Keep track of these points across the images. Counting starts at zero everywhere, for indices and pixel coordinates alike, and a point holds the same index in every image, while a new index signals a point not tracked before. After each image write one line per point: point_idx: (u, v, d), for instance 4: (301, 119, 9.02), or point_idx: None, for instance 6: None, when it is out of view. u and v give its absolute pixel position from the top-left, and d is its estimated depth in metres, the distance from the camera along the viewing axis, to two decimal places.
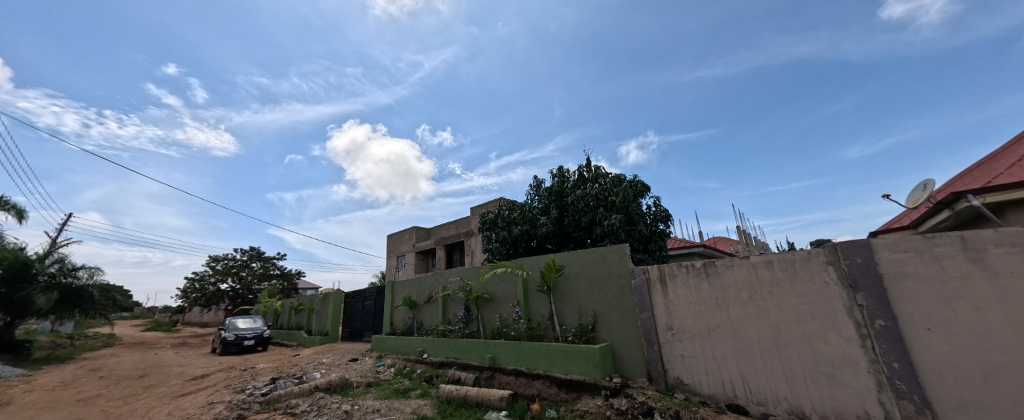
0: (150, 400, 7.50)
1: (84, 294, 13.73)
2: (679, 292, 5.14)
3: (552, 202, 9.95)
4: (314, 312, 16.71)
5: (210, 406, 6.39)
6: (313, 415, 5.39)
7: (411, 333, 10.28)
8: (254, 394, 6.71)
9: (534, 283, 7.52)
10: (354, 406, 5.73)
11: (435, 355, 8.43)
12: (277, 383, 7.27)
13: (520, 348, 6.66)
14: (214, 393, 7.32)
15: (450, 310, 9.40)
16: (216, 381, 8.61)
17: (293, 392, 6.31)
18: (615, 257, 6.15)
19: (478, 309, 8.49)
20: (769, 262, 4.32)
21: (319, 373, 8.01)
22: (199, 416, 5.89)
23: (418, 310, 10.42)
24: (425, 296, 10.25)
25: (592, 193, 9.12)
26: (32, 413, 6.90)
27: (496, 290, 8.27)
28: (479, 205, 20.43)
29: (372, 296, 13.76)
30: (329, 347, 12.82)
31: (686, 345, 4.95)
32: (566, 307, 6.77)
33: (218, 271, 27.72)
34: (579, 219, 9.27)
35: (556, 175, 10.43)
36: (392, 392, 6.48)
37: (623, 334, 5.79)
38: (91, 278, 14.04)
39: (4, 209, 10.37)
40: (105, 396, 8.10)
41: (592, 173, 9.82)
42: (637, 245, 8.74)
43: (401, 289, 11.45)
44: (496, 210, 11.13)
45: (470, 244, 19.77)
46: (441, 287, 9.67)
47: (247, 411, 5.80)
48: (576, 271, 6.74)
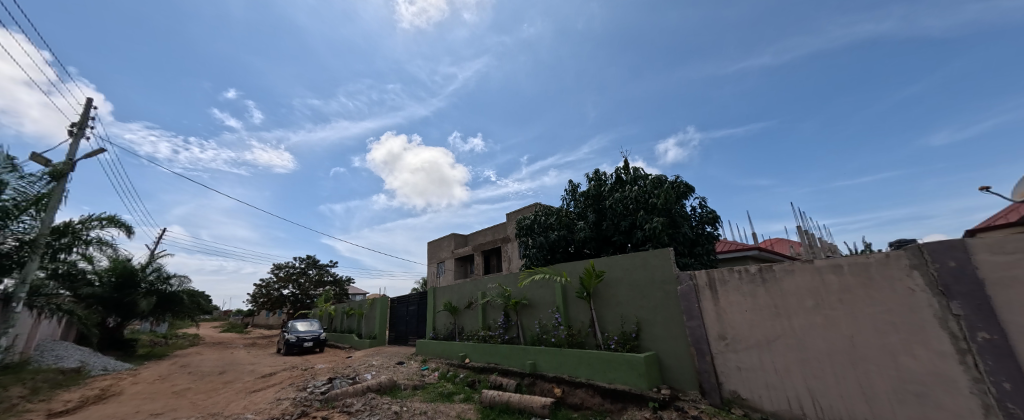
0: (228, 394, 8.28)
1: (175, 298, 15.49)
2: (732, 299, 4.78)
3: (589, 206, 9.73)
4: (363, 317, 17.60)
5: (277, 401, 6.90)
6: (367, 414, 5.62)
7: (453, 337, 10.47)
8: (314, 392, 7.14)
9: (573, 289, 7.37)
10: (402, 407, 5.90)
11: (476, 360, 8.50)
12: (334, 382, 7.70)
13: (560, 355, 6.52)
14: (280, 390, 7.91)
15: (489, 316, 9.45)
16: (281, 379, 9.30)
17: (348, 391, 6.62)
18: (658, 262, 5.87)
19: (517, 315, 8.45)
20: (837, 266, 3.90)
21: (370, 374, 8.37)
22: (269, 411, 6.35)
23: (459, 315, 10.58)
24: (465, 302, 10.41)
25: (631, 195, 8.81)
26: (136, 403, 7.85)
27: (535, 296, 8.19)
28: (516, 211, 20.51)
29: (416, 301, 14.22)
30: (378, 351, 13.39)
31: (742, 356, 4.58)
32: (607, 313, 6.55)
33: (280, 278, 30.15)
34: (618, 222, 8.97)
35: (593, 178, 10.21)
36: (437, 395, 6.60)
37: (671, 343, 5.47)
38: (181, 285, 15.75)
39: (116, 225, 11.93)
40: (192, 389, 9.04)
41: (631, 175, 9.49)
42: (682, 249, 8.29)
43: (443, 294, 11.72)
44: (532, 216, 11.08)
45: (508, 249, 19.86)
46: (480, 293, 9.76)
47: (308, 408, 6.16)
48: (617, 276, 6.51)
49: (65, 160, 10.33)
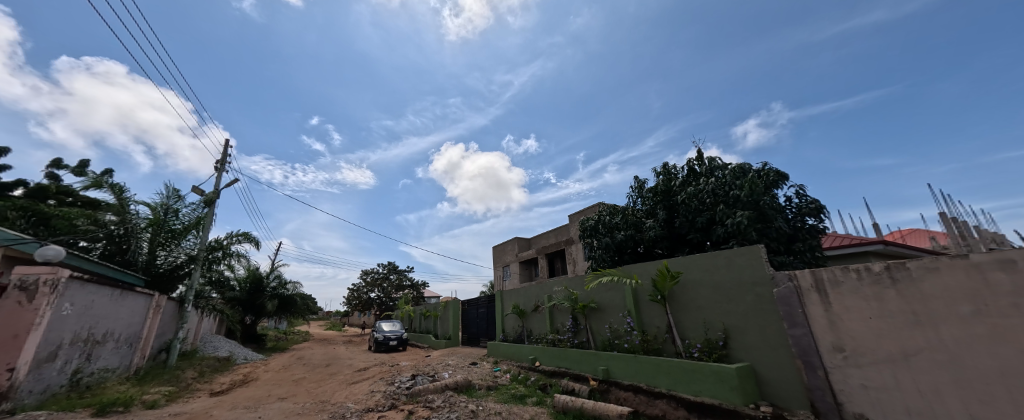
0: (333, 384, 9.33)
1: (291, 301, 17.92)
2: (849, 303, 4.00)
3: (658, 203, 9.04)
4: (438, 318, 18.62)
5: (371, 393, 7.56)
6: (447, 411, 5.83)
7: (523, 340, 10.48)
8: (401, 386, 7.66)
9: (645, 292, 6.88)
10: (479, 406, 6.01)
11: (546, 363, 8.36)
12: (416, 379, 8.19)
13: (634, 362, 6.10)
14: (373, 383, 8.66)
15: (558, 319, 9.25)
16: (374, 373, 10.21)
17: (429, 388, 6.97)
18: (747, 261, 5.18)
19: (586, 319, 8.14)
20: (1006, 262, 3.02)
21: (448, 373, 8.74)
22: (364, 402, 6.97)
23: (527, 318, 10.54)
24: (533, 305, 10.37)
25: (708, 188, 7.97)
26: (268, 388, 9.23)
27: (604, 300, 7.82)
28: (579, 212, 20.04)
29: (485, 304, 14.60)
30: (453, 351, 13.96)
31: (868, 373, 3.79)
32: (687, 319, 5.96)
33: (367, 283, 33.37)
34: (694, 218, 8.19)
35: (661, 172, 9.50)
36: (510, 396, 6.61)
37: (769, 354, 4.78)
38: (295, 289, 18.16)
39: (248, 240, 14.26)
40: (306, 379, 10.38)
41: (706, 166, 8.64)
42: (776, 246, 7.22)
43: (510, 297, 11.82)
44: (596, 215, 10.68)
45: (573, 251, 19.43)
46: (547, 296, 9.63)
47: (396, 401, 6.62)
48: (696, 278, 5.93)
49: (213, 189, 12.76)
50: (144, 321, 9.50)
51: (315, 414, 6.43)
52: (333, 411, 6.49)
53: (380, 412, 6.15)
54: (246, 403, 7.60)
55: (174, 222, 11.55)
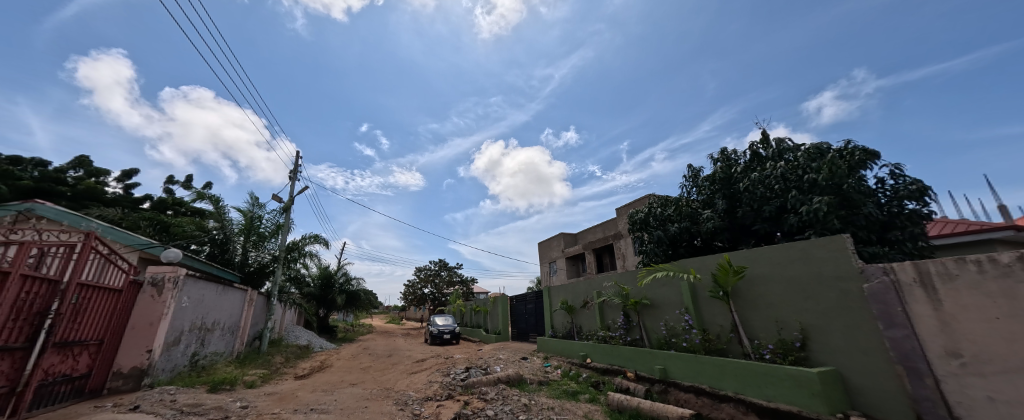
0: (395, 374, 10.05)
1: (357, 295, 19.54)
2: (968, 301, 3.39)
3: (717, 192, 8.37)
4: (488, 313, 19.12)
5: (430, 383, 8.01)
6: (500, 403, 5.99)
7: (573, 337, 10.36)
8: (456, 378, 8.02)
9: (705, 288, 6.46)
10: (531, 400, 6.09)
11: (598, 361, 8.18)
12: (470, 371, 8.50)
13: (695, 362, 5.76)
14: (430, 374, 9.17)
15: (608, 316, 9.02)
16: (431, 365, 10.80)
17: (483, 380, 7.20)
18: (827, 253, 4.63)
19: (639, 315, 7.83)
20: None
21: (499, 367, 8.95)
22: (424, 391, 7.40)
23: (576, 314, 10.41)
24: (581, 301, 10.22)
25: (776, 173, 7.21)
26: (341, 374, 10.21)
27: (659, 296, 7.46)
28: (627, 205, 19.29)
29: (533, 299, 14.69)
30: (504, 345, 14.26)
31: (996, 384, 3.18)
32: (755, 317, 5.49)
33: (421, 279, 35.23)
34: (759, 207, 7.47)
35: (719, 158, 8.78)
36: (562, 392, 6.61)
37: (860, 358, 4.24)
38: (359, 285, 19.78)
39: (318, 241, 15.81)
40: (372, 367, 11.31)
41: (773, 148, 7.83)
42: (865, 236, 6.33)
43: (558, 293, 11.75)
44: (645, 208, 10.19)
45: (622, 246, 18.78)
46: (596, 292, 9.42)
47: (452, 392, 6.95)
48: (765, 273, 5.44)
49: (289, 196, 14.30)
50: (242, 312, 10.99)
51: (380, 400, 6.99)
52: (397, 398, 6.99)
53: (439, 402, 6.51)
54: (323, 387, 8.46)
55: (260, 226, 13.24)
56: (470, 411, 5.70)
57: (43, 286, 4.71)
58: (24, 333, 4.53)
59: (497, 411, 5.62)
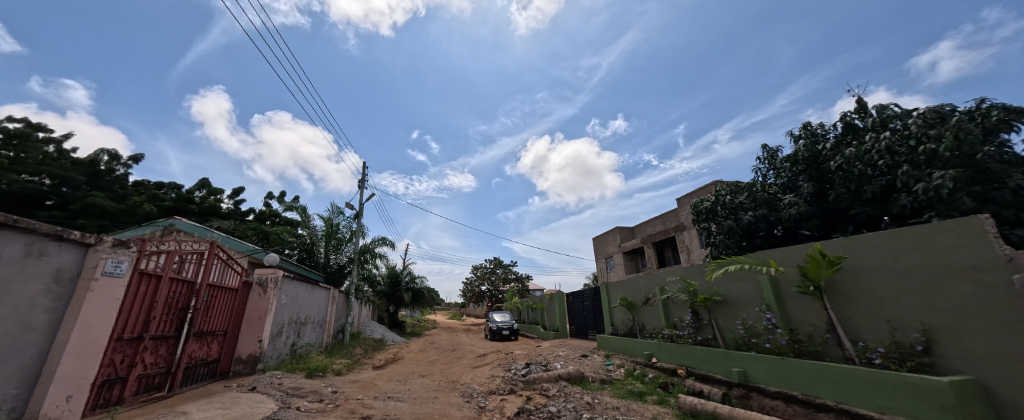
0: (459, 367, 10.53)
1: (421, 293, 20.82)
2: None
3: (801, 174, 7.39)
4: (545, 310, 19.12)
5: (492, 377, 8.27)
6: (562, 401, 5.96)
7: (635, 335, 9.91)
8: (517, 373, 8.16)
9: (790, 282, 5.78)
10: (594, 399, 5.99)
11: (665, 361, 7.70)
12: (530, 367, 8.59)
13: (782, 366, 5.15)
14: (492, 369, 9.45)
15: (674, 313, 8.49)
16: (492, 360, 11.13)
17: (543, 376, 7.23)
18: (957, 239, 3.88)
19: (710, 313, 7.24)
20: None
21: (560, 364, 8.92)
22: (487, 384, 7.65)
23: (638, 311, 9.96)
24: (643, 297, 9.76)
25: (879, 146, 6.16)
26: (412, 366, 10.99)
27: (734, 292, 6.83)
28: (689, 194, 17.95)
29: (591, 296, 14.38)
30: (563, 342, 14.16)
31: None
32: (859, 316, 4.76)
33: (478, 276, 36.36)
34: (858, 188, 6.45)
35: (802, 135, 7.75)
36: (627, 392, 6.36)
37: (1012, 367, 3.45)
38: (422, 282, 21.07)
39: (386, 243, 17.15)
40: (438, 361, 11.99)
41: (874, 118, 6.71)
42: (1012, 215, 5.14)
43: (617, 289, 11.35)
44: (711, 196, 9.37)
45: (686, 238, 17.54)
46: (660, 289, 8.92)
47: (514, 387, 7.10)
48: (869, 264, 4.70)
49: (359, 204, 15.68)
50: (327, 308, 12.32)
51: (448, 392, 7.38)
52: (462, 390, 7.32)
53: (502, 396, 6.69)
54: (397, 377, 9.17)
55: (338, 231, 14.75)
56: (533, 407, 5.77)
57: (183, 286, 5.75)
58: (172, 325, 5.57)
59: (560, 408, 5.60)
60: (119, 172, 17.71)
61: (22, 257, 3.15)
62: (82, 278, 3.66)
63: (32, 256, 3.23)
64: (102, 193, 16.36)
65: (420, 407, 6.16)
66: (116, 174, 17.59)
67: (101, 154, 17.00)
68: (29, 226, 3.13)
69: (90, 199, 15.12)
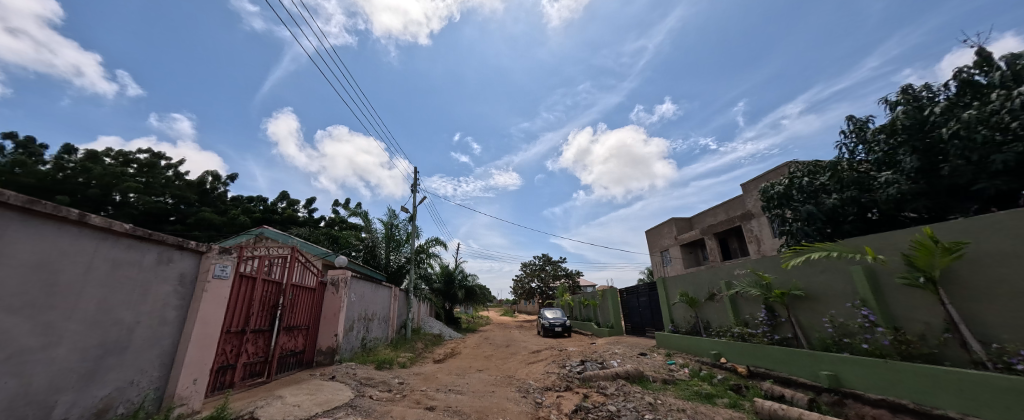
0: (514, 363, 10.69)
1: (474, 290, 21.47)
2: None
3: (901, 146, 6.37)
4: (598, 306, 18.67)
5: (548, 374, 8.27)
6: (622, 400, 5.77)
7: (698, 333, 9.27)
8: (573, 370, 8.07)
9: (892, 273, 5.02)
10: (657, 399, 5.72)
11: (736, 361, 7.09)
12: (586, 364, 8.44)
13: (886, 370, 4.49)
14: (546, 365, 9.45)
15: (745, 310, 7.81)
16: (546, 356, 11.13)
17: (600, 374, 7.07)
18: None
19: (789, 309, 6.54)
20: None
21: (617, 362, 8.66)
22: (543, 381, 7.68)
23: (701, 308, 9.30)
24: (706, 293, 9.10)
25: (1012, 106, 5.10)
26: (469, 360, 11.38)
27: (818, 285, 6.11)
28: (755, 179, 16.37)
29: (647, 291, 13.75)
30: (618, 340, 13.72)
31: None
32: (989, 312, 4.01)
33: (528, 273, 36.54)
34: (982, 158, 5.41)
35: (900, 100, 6.69)
36: (694, 394, 5.97)
37: None
38: (474, 280, 21.71)
39: (439, 243, 17.95)
40: (493, 356, 12.29)
41: (1002, 72, 5.57)
42: None
43: (676, 284, 10.72)
44: (783, 180, 8.43)
45: (754, 228, 16.04)
46: (726, 283, 8.25)
47: (570, 384, 7.05)
48: (1002, 250, 3.93)
49: (413, 207, 16.57)
50: (390, 305, 13.19)
51: (505, 386, 7.52)
52: (519, 385, 7.43)
53: (559, 392, 6.68)
54: (456, 371, 9.57)
55: (396, 234, 15.74)
56: (591, 405, 5.68)
57: (273, 286, 6.51)
58: (265, 320, 6.33)
59: (620, 407, 5.44)
60: (220, 190, 20.65)
61: (157, 263, 3.75)
62: (198, 280, 4.29)
63: (163, 263, 3.83)
64: (208, 208, 19.16)
65: (480, 400, 6.36)
66: (219, 192, 20.51)
67: (207, 175, 19.94)
68: (160, 238, 3.73)
69: (200, 214, 17.83)
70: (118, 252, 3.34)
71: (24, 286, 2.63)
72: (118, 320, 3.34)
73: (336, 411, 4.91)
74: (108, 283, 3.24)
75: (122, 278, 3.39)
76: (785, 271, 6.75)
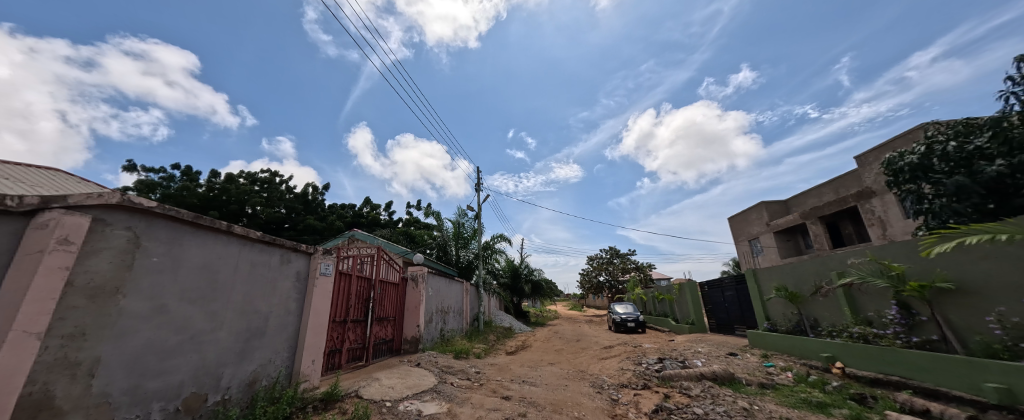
0: (586, 358, 10.51)
1: (540, 284, 21.58)
2: None
3: None
4: (675, 301, 17.39)
5: (623, 370, 7.96)
6: (710, 403, 5.31)
7: (802, 331, 8.09)
8: (650, 368, 7.66)
9: None
10: (753, 405, 5.14)
11: (854, 365, 6.03)
12: (665, 362, 7.93)
13: None
14: (620, 362, 9.10)
15: (868, 306, 6.61)
16: (619, 352, 10.74)
17: (682, 374, 6.60)
18: None
19: (933, 306, 5.35)
20: None
21: (701, 361, 7.98)
22: (618, 377, 7.42)
23: (806, 303, 8.10)
24: (812, 286, 7.89)
25: None
26: (541, 353, 11.49)
27: (977, 276, 4.91)
28: (874, 150, 13.71)
29: (735, 285, 12.40)
30: (701, 338, 12.62)
31: None
32: None
33: (595, 267, 35.52)
34: None
35: None
36: (801, 402, 5.21)
37: None
38: (540, 274, 21.82)
39: (503, 239, 18.36)
40: (564, 350, 12.22)
41: None
42: None
43: (770, 277, 9.48)
44: (917, 147, 6.88)
45: (875, 208, 13.44)
46: (839, 275, 7.06)
47: (649, 383, 6.69)
48: None
49: (479, 205, 17.21)
50: (463, 299, 13.89)
51: (578, 381, 7.44)
52: (593, 381, 7.28)
53: (635, 390, 6.38)
54: (528, 363, 9.75)
55: (464, 231, 16.49)
56: (674, 406, 5.34)
57: (365, 281, 7.28)
58: (360, 311, 7.13)
59: (708, 410, 5.02)
60: (320, 199, 23.86)
61: (280, 263, 4.45)
62: (310, 277, 5.00)
63: (285, 263, 4.54)
64: (312, 216, 22.25)
65: (554, 392, 6.39)
66: (319, 201, 23.68)
67: (308, 187, 23.14)
68: (281, 242, 4.42)
69: (306, 221, 20.81)
70: (254, 254, 4.03)
71: (198, 282, 3.34)
72: (257, 309, 4.05)
73: (424, 395, 5.35)
74: (249, 280, 3.95)
75: (259, 276, 4.09)
76: (925, 260, 5.55)
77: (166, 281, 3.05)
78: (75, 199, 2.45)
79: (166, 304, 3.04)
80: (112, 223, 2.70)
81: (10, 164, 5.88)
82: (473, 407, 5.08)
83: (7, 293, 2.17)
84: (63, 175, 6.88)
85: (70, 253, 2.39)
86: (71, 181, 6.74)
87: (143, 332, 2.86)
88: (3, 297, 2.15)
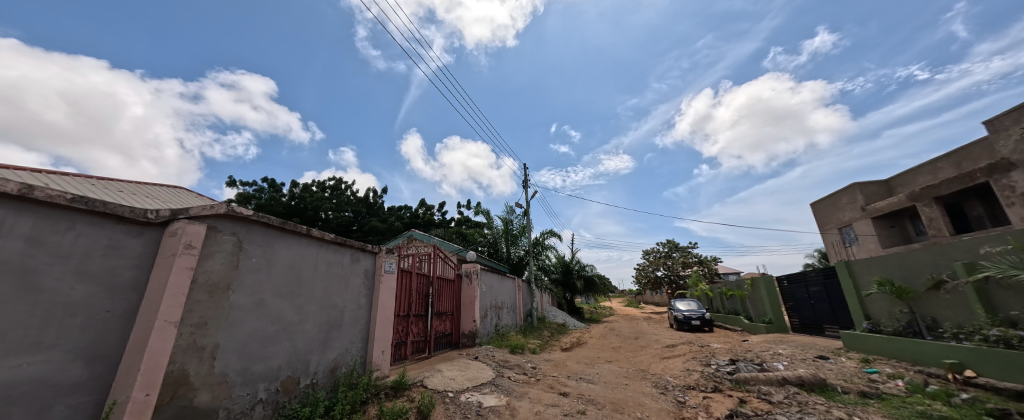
0: (647, 356, 10.06)
1: (593, 280, 21.09)
2: None
3: None
4: (747, 298, 15.93)
5: (689, 371, 7.49)
6: (795, 411, 4.81)
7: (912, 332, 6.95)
8: (721, 370, 7.13)
9: None
10: (851, 416, 4.54)
11: (989, 374, 5.07)
12: (739, 364, 7.31)
13: None
14: (686, 362, 8.58)
15: (1012, 305, 5.48)
16: (684, 352, 10.12)
17: (760, 378, 6.04)
18: None
19: None
20: None
21: (782, 364, 7.23)
22: (683, 378, 7.01)
23: (921, 300, 6.94)
24: (929, 280, 6.74)
25: None
26: (598, 351, 11.24)
27: None
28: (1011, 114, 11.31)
29: (824, 279, 11.04)
30: (780, 338, 11.41)
31: None
32: None
33: (652, 261, 33.81)
34: None
35: None
36: (916, 415, 4.49)
37: None
38: (592, 270, 21.32)
39: (553, 235, 18.24)
40: (623, 348, 11.81)
41: None
42: None
43: (870, 270, 8.27)
44: None
45: (1016, 183, 11.07)
46: (968, 267, 5.95)
47: (720, 385, 6.24)
48: None
49: (528, 201, 17.29)
50: (516, 295, 14.08)
51: (639, 380, 7.17)
52: (655, 381, 6.96)
53: (705, 393, 5.99)
54: (585, 360, 9.60)
55: (513, 228, 16.70)
56: (751, 412, 4.92)
57: (424, 278, 7.71)
58: (421, 306, 7.57)
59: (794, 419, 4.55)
60: (381, 202, 25.72)
61: (351, 262, 4.89)
62: (376, 274, 5.43)
63: (355, 261, 4.99)
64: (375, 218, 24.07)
65: (614, 391, 6.22)
66: (380, 204, 25.54)
67: (370, 192, 25.07)
68: (351, 243, 4.86)
69: (370, 223, 22.59)
70: (329, 254, 4.48)
71: (287, 279, 3.80)
72: (334, 304, 4.50)
73: (483, 388, 5.54)
74: (327, 277, 4.40)
75: (334, 273, 4.54)
76: None
77: (264, 278, 3.52)
78: (194, 211, 2.92)
79: (264, 298, 3.51)
80: (222, 229, 3.18)
81: (148, 185, 7.21)
82: (531, 402, 5.15)
83: (152, 289, 2.66)
84: (184, 191, 8.25)
85: (193, 255, 2.86)
86: (188, 195, 8.04)
87: (248, 322, 3.33)
88: (150, 292, 2.65)
